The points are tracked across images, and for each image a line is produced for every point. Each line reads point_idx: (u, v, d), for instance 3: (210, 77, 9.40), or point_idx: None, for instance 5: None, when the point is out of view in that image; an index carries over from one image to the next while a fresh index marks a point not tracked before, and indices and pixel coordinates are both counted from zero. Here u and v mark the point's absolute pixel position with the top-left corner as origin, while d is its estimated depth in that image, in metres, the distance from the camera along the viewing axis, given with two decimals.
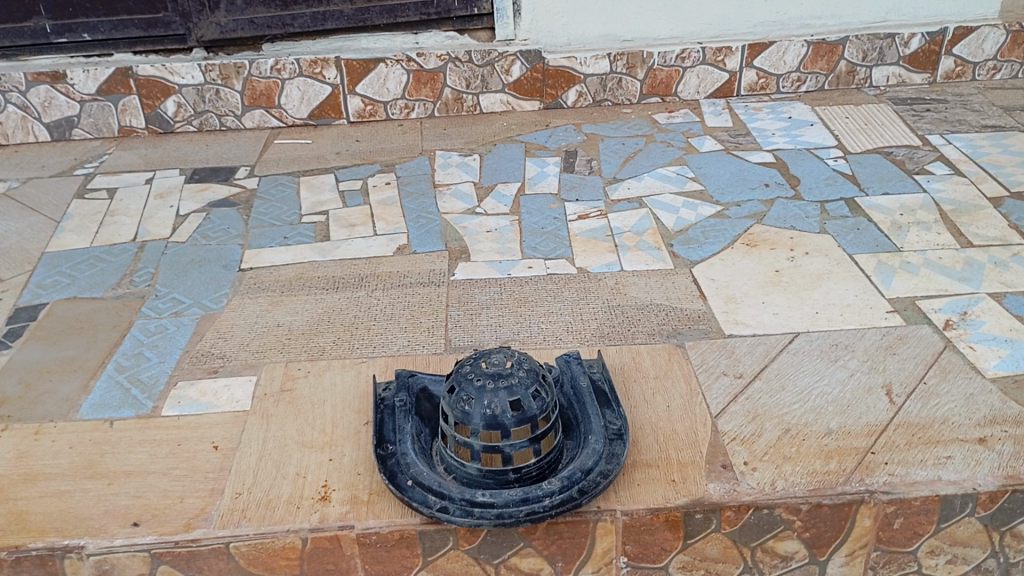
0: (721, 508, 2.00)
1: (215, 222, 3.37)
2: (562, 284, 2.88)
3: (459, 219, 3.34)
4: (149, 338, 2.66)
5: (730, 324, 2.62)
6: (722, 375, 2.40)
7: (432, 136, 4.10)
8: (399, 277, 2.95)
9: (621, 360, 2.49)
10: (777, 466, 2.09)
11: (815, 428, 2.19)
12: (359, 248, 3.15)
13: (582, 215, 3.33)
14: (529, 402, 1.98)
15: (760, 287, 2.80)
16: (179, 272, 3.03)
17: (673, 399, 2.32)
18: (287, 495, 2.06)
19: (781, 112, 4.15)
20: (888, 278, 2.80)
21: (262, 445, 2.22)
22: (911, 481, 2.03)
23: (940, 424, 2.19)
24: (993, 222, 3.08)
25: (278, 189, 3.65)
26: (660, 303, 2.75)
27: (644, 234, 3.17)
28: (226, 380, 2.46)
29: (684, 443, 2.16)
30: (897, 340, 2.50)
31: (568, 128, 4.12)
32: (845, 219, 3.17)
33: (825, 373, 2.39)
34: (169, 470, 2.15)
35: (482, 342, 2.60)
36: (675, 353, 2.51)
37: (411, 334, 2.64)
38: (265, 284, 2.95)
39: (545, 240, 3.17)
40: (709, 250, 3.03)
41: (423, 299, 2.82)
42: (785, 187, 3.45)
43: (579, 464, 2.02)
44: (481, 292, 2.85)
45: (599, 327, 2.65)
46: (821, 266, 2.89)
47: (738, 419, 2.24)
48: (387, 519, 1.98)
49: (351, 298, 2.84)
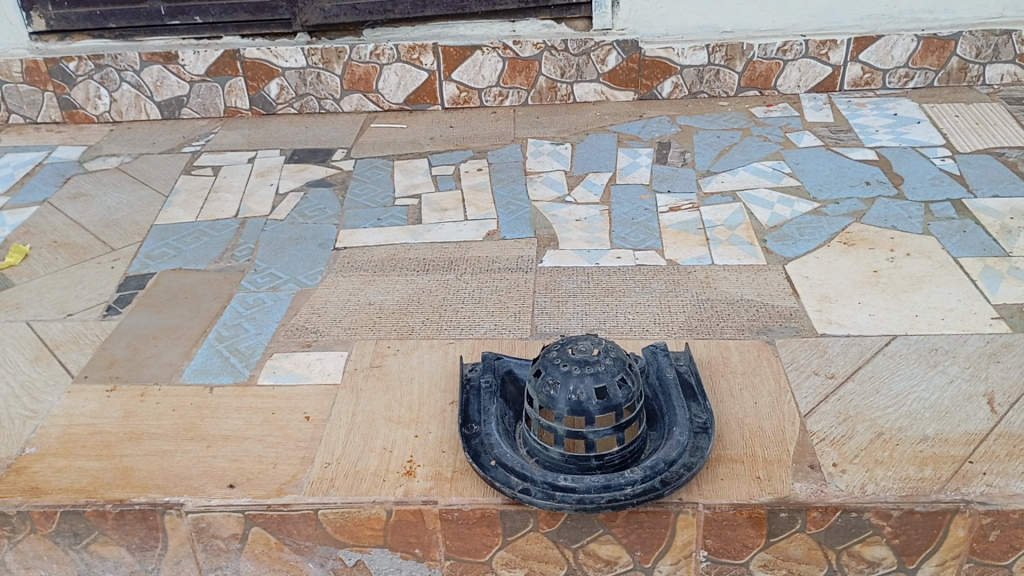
0: (807, 508, 1.96)
1: (312, 202, 3.47)
2: (651, 275, 2.86)
3: (549, 207, 3.36)
4: (247, 310, 2.77)
5: (823, 323, 2.56)
6: (813, 375, 2.35)
7: (525, 124, 4.12)
8: (488, 262, 2.99)
9: (709, 353, 2.46)
10: (868, 469, 2.04)
11: (910, 434, 2.13)
12: (450, 232, 3.19)
13: (673, 207, 3.30)
14: (615, 390, 1.98)
15: (856, 287, 2.72)
16: (277, 249, 3.13)
17: (761, 396, 2.28)
18: (374, 467, 2.12)
19: (885, 109, 4.02)
20: (994, 284, 2.69)
21: (351, 418, 2.28)
22: (1010, 494, 1.95)
23: None
24: None
25: (373, 171, 3.73)
26: (750, 299, 2.70)
27: (737, 229, 3.12)
28: (318, 353, 2.54)
29: (771, 441, 2.13)
30: (1001, 347, 2.40)
31: (662, 119, 4.08)
32: (951, 220, 3.05)
33: (922, 378, 2.31)
34: (263, 436, 2.24)
35: (568, 329, 2.61)
36: (764, 349, 2.46)
37: (498, 318, 2.67)
38: (358, 263, 3.02)
39: (634, 231, 3.15)
40: (804, 247, 2.97)
41: (510, 285, 2.85)
42: (887, 185, 3.34)
43: (662, 456, 2.00)
44: (569, 280, 2.86)
45: (687, 320, 2.63)
46: (922, 268, 2.79)
47: (829, 419, 2.19)
48: (469, 496, 2.02)
49: (440, 281, 2.89)
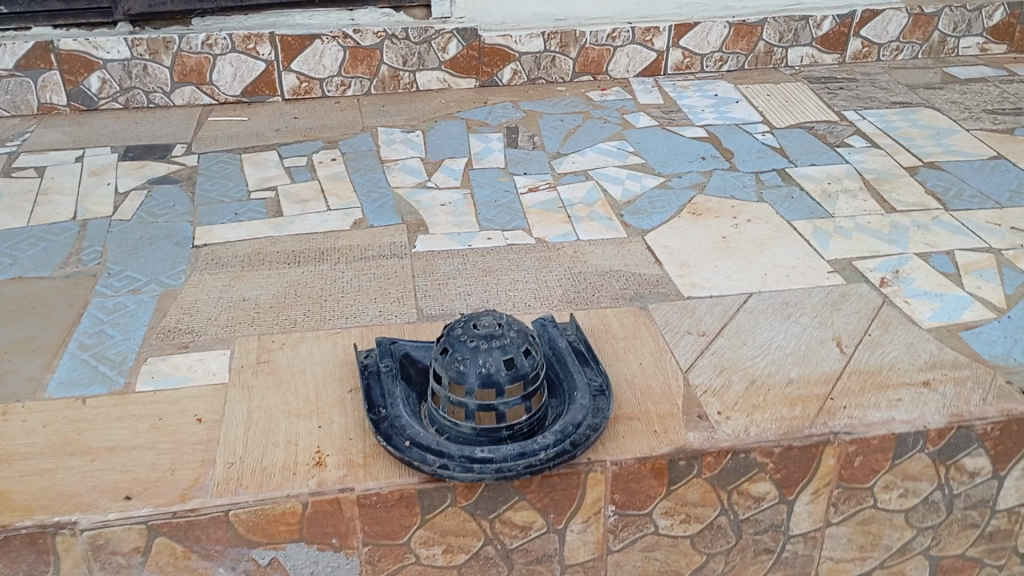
0: (703, 454, 2.13)
1: (159, 200, 3.29)
2: (523, 254, 2.96)
3: (412, 193, 3.38)
4: (108, 316, 2.60)
5: (688, 287, 2.77)
6: (687, 334, 2.54)
7: (372, 113, 4.10)
8: (360, 250, 2.96)
9: (590, 322, 2.59)
10: (748, 414, 2.24)
11: (778, 378, 2.36)
12: (315, 224, 3.14)
13: (532, 188, 3.43)
14: (522, 360, 2.06)
15: (710, 252, 2.95)
16: (129, 250, 2.95)
17: (644, 357, 2.44)
18: (282, 462, 2.07)
19: (707, 90, 4.34)
20: (825, 241, 3.00)
21: (246, 416, 2.21)
22: (868, 423, 2.22)
23: (887, 370, 2.39)
24: (912, 189, 3.33)
25: (220, 165, 3.58)
26: (618, 269, 2.87)
27: (595, 206, 3.28)
28: (198, 354, 2.44)
29: (660, 396, 2.29)
30: (840, 297, 2.70)
31: (506, 105, 4.19)
32: (780, 188, 3.37)
33: (780, 329, 2.56)
34: (153, 444, 2.12)
35: (453, 310, 2.65)
36: (639, 315, 2.63)
37: (381, 304, 2.67)
38: (222, 259, 2.91)
39: (499, 212, 3.24)
40: (659, 218, 3.18)
41: (388, 271, 2.84)
42: (720, 159, 3.62)
43: (569, 420, 2.11)
44: (445, 263, 2.90)
45: (564, 293, 2.75)
46: (764, 231, 3.07)
47: (707, 372, 2.38)
48: (385, 479, 2.02)
49: (314, 272, 2.84)
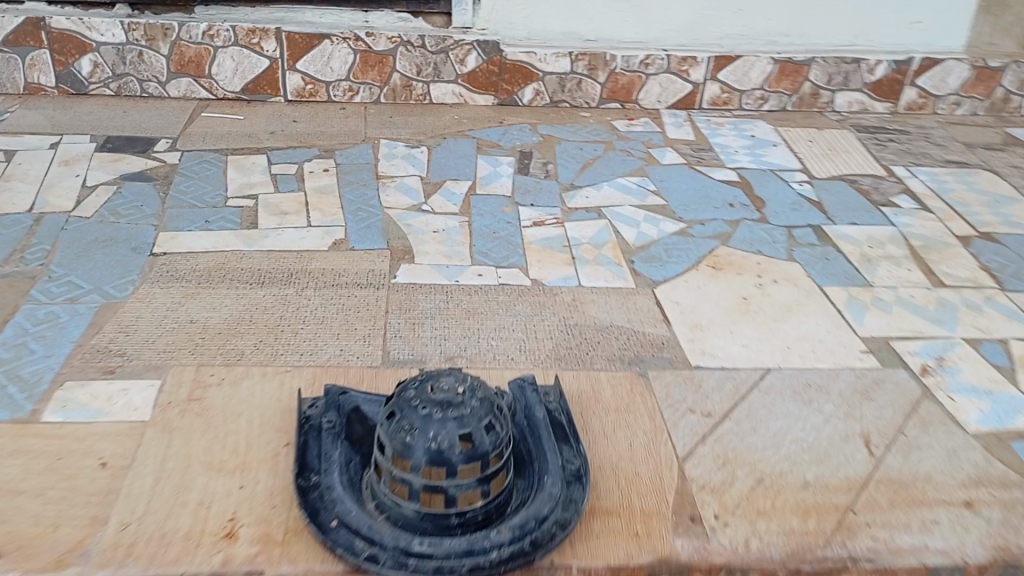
0: (690, 569, 1.79)
1: (127, 198, 3.00)
2: (515, 297, 2.63)
3: (404, 215, 3.06)
4: (35, 327, 2.30)
5: (697, 354, 2.41)
6: (688, 413, 2.18)
7: (377, 123, 3.80)
8: (333, 275, 2.65)
9: (579, 387, 2.25)
10: (751, 522, 1.88)
11: (791, 479, 2.00)
12: (290, 240, 2.82)
13: (537, 222, 3.09)
14: (482, 436, 1.73)
15: (727, 315, 2.59)
16: (79, 252, 2.65)
17: (635, 436, 2.09)
18: (186, 528, 1.74)
19: (744, 130, 3.99)
20: (859, 314, 2.63)
21: (159, 465, 1.89)
22: (896, 548, 1.84)
23: (921, 482, 2.02)
24: (963, 263, 2.95)
25: (202, 165, 3.28)
26: (620, 325, 2.52)
27: (603, 248, 2.94)
28: (123, 382, 2.12)
29: (648, 489, 1.95)
30: (872, 383, 2.33)
31: (523, 127, 3.87)
32: (813, 247, 3.01)
33: (798, 417, 2.19)
34: (42, 491, 1.81)
35: (424, 357, 2.32)
36: (637, 383, 2.28)
37: (344, 341, 2.35)
38: (179, 272, 2.60)
39: (496, 245, 2.91)
40: (673, 270, 2.82)
41: (359, 303, 2.53)
42: (750, 208, 3.27)
43: (532, 512, 1.77)
44: (425, 299, 2.57)
45: (554, 348, 2.40)
46: (790, 296, 2.71)
47: (707, 464, 2.03)
48: (304, 565, 1.69)
49: (276, 296, 2.51)
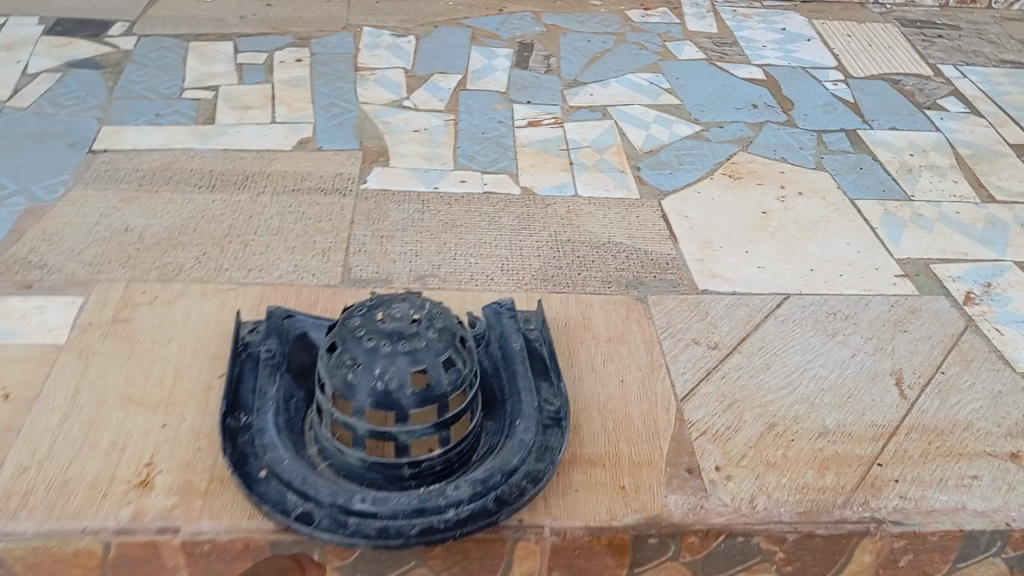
0: (683, 533, 1.51)
1: (71, 87, 2.66)
2: (501, 208, 2.30)
3: (381, 111, 2.71)
4: None
5: (705, 278, 2.09)
6: (692, 345, 1.88)
7: (361, 9, 3.39)
8: (294, 179, 2.32)
9: (565, 312, 1.95)
10: (758, 475, 1.60)
11: (807, 427, 1.70)
12: (249, 138, 2.49)
13: (533, 121, 2.73)
14: (439, 375, 1.44)
15: (744, 232, 2.26)
16: (7, 149, 2.34)
17: (627, 370, 1.80)
18: (95, 475, 1.49)
19: (773, 22, 3.55)
20: (896, 233, 2.29)
21: (71, 398, 1.62)
22: (927, 509, 1.56)
23: (962, 431, 1.71)
24: (1017, 175, 2.58)
25: (159, 53, 2.92)
26: (620, 243, 2.20)
27: (606, 152, 2.59)
28: (39, 300, 1.84)
29: (639, 434, 1.66)
30: (908, 314, 2.00)
31: (525, 16, 3.45)
32: (846, 154, 2.64)
33: (819, 352, 1.88)
34: None
35: (391, 275, 2.01)
36: (634, 308, 1.98)
37: (299, 257, 2.04)
38: (118, 174, 2.28)
39: (484, 148, 2.57)
40: (684, 179, 2.48)
41: (321, 213, 2.20)
42: (776, 109, 2.89)
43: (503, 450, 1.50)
44: (397, 209, 2.25)
45: (543, 268, 2.09)
46: (817, 211, 2.36)
47: (710, 405, 1.74)
48: (227, 521, 1.43)
49: (228, 204, 2.20)
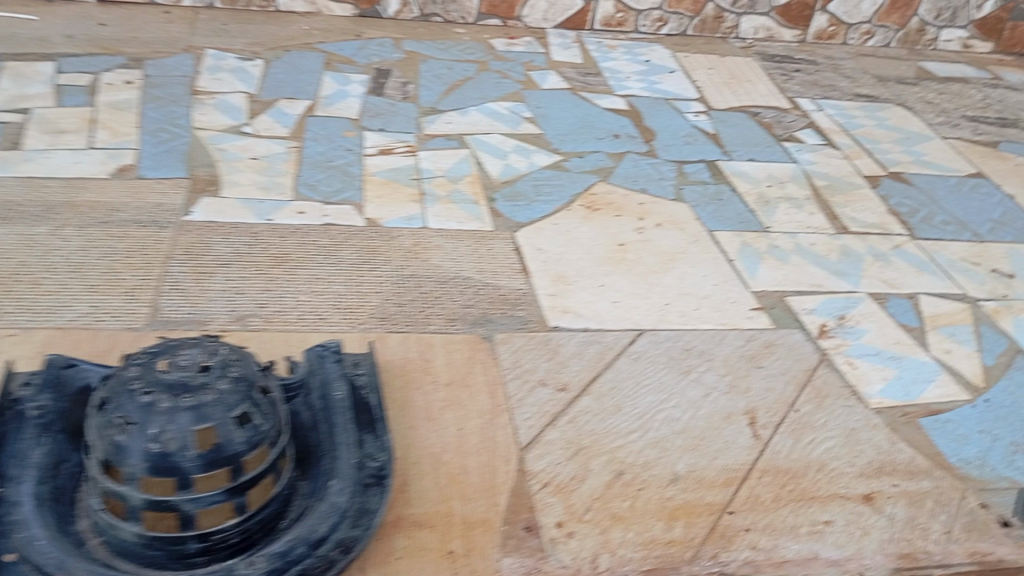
0: None
1: None
2: (340, 240, 2.12)
3: (216, 138, 2.50)
4: None
5: (556, 313, 1.97)
6: (538, 386, 1.74)
7: (206, 31, 3.17)
8: (107, 210, 2.08)
9: (404, 355, 1.78)
10: (602, 530, 1.46)
11: (657, 473, 1.58)
12: (59, 165, 2.24)
13: (384, 149, 2.57)
14: (230, 432, 1.24)
15: (599, 265, 2.16)
16: None
17: (467, 418, 1.65)
18: None
19: (637, 54, 3.53)
20: (752, 265, 2.23)
21: None
22: (779, 561, 1.46)
23: (816, 472, 1.63)
24: (870, 206, 2.58)
25: None
26: (467, 277, 2.05)
27: (460, 182, 2.46)
28: None
29: (475, 490, 1.50)
30: (763, 348, 1.93)
31: (384, 42, 3.31)
32: (705, 185, 2.59)
33: (672, 391, 1.78)
34: None
35: (207, 316, 1.81)
36: (479, 348, 1.83)
37: (100, 296, 1.82)
38: None
39: (328, 177, 2.39)
40: (541, 210, 2.36)
41: (134, 246, 1.98)
42: (638, 139, 2.82)
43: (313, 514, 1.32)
44: (222, 242, 2.04)
45: (381, 305, 1.92)
46: (674, 243, 2.28)
47: (554, 453, 1.60)
48: None
49: (22, 237, 1.95)
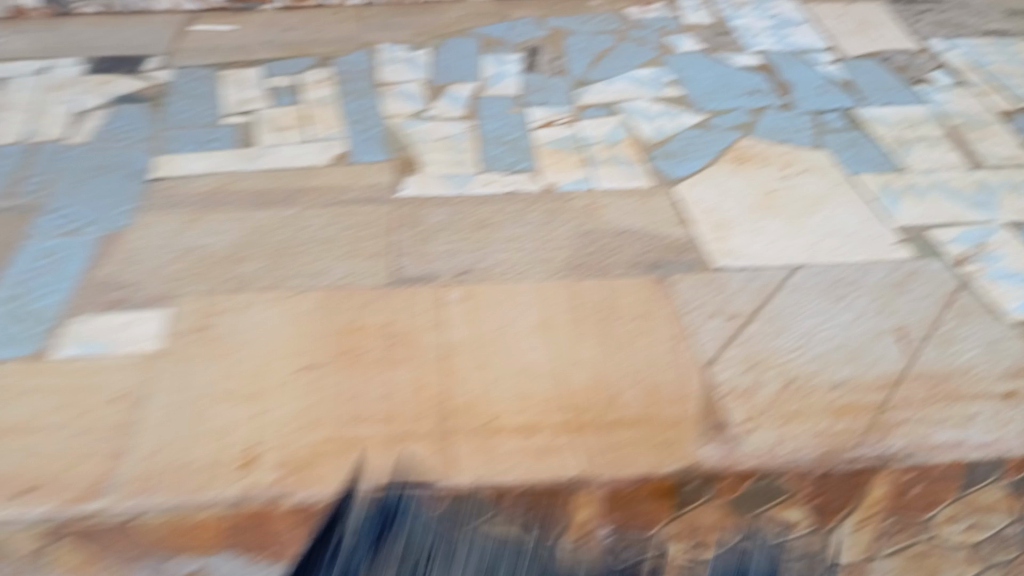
0: (718, 476, 1.78)
1: (120, 122, 2.88)
2: (527, 204, 2.51)
3: (407, 123, 2.92)
4: (39, 264, 2.27)
5: (720, 255, 2.29)
6: (713, 316, 2.09)
7: (375, 25, 3.59)
8: (337, 192, 2.55)
9: (596, 297, 2.15)
10: (781, 425, 1.82)
11: (822, 380, 1.92)
12: (289, 157, 2.72)
13: (547, 121, 2.93)
14: None
15: (752, 212, 2.46)
16: (76, 182, 2.57)
17: (655, 345, 2.00)
18: (206, 458, 1.80)
19: (766, 9, 3.72)
20: (893, 203, 2.49)
21: (173, 398, 1.91)
22: (933, 445, 1.79)
23: (960, 375, 1.93)
24: (1004, 141, 2.77)
25: (196, 83, 3.14)
26: (638, 228, 2.40)
27: (619, 146, 2.80)
28: (129, 316, 2.11)
29: (672, 398, 1.88)
30: (907, 275, 2.21)
31: (530, 21, 3.64)
32: (843, 132, 2.83)
33: (829, 315, 2.09)
34: (63, 426, 1.86)
35: (436, 273, 2.23)
36: (656, 290, 2.17)
37: (352, 261, 2.28)
38: (179, 198, 2.52)
39: (506, 150, 2.78)
40: (693, 166, 2.68)
41: (366, 220, 2.43)
42: (775, 94, 3.07)
43: None
44: (433, 212, 2.47)
45: (570, 256, 2.30)
46: (818, 187, 2.56)
47: (734, 367, 1.95)
48: (330, 486, 1.75)
49: (280, 218, 2.44)
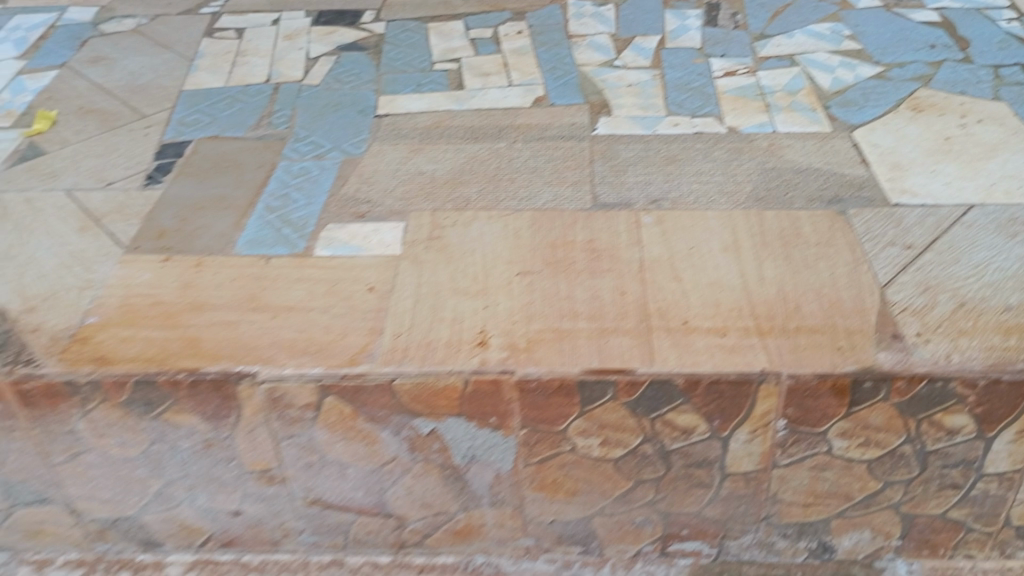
0: (893, 378, 1.98)
1: (345, 66, 3.28)
2: (711, 143, 2.76)
3: (597, 71, 3.20)
4: (294, 180, 2.64)
5: (897, 193, 2.48)
6: (890, 245, 2.28)
7: None
8: (540, 130, 2.87)
9: (779, 224, 2.39)
10: (953, 339, 2.03)
11: (993, 304, 2.10)
12: (495, 99, 3.05)
13: (728, 72, 3.15)
14: None
15: (928, 155, 2.62)
16: (316, 114, 2.97)
17: (837, 266, 2.23)
18: (446, 337, 2.11)
19: None
20: None
21: (416, 291, 2.24)
22: None
23: None
24: None
25: (406, 33, 3.51)
26: (817, 167, 2.61)
27: (798, 94, 2.99)
28: (374, 224, 2.46)
29: (851, 311, 2.11)
30: None
31: None
32: (1022, 86, 2.93)
33: (1001, 249, 2.26)
34: (327, 307, 2.21)
35: (631, 200, 2.52)
36: (836, 219, 2.39)
37: (557, 187, 2.59)
38: (403, 131, 2.89)
39: (691, 97, 3.02)
40: (870, 113, 2.84)
41: (567, 154, 2.74)
42: (953, 48, 3.17)
43: None
44: (626, 148, 2.75)
45: (754, 189, 2.54)
46: (995, 135, 2.69)
47: (908, 289, 2.15)
48: (548, 367, 2.02)
49: (491, 149, 2.77)
